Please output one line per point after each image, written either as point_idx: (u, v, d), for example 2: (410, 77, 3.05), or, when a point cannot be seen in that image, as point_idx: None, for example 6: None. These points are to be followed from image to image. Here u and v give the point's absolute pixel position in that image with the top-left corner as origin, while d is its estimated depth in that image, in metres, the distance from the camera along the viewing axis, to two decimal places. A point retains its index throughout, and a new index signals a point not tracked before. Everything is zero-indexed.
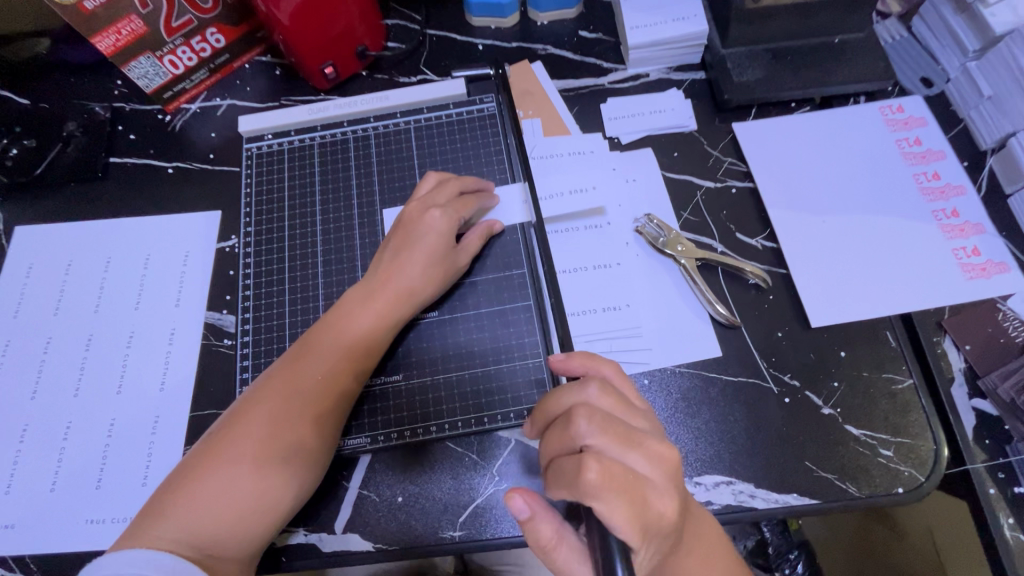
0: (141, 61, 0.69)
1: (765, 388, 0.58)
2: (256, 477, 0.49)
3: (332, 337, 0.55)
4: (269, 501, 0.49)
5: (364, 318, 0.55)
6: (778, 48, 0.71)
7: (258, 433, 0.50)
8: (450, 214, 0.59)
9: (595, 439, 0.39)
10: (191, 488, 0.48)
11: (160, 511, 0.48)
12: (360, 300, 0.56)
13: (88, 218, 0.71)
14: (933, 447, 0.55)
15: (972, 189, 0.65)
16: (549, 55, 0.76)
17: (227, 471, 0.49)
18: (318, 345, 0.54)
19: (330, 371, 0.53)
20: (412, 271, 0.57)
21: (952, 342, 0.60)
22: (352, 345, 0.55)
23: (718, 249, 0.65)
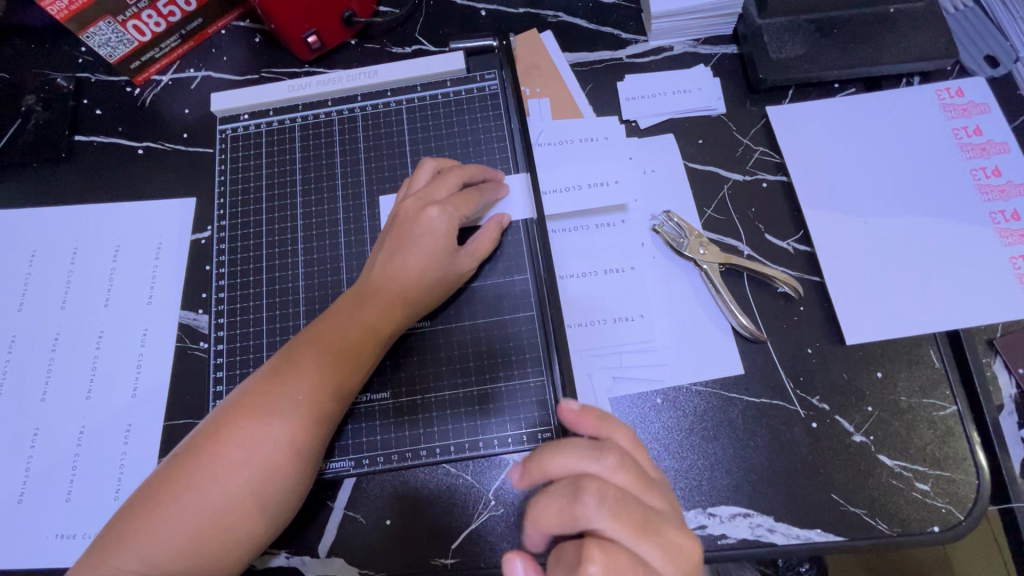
0: (101, 26, 0.61)
1: (791, 412, 0.53)
2: (227, 507, 0.44)
3: (320, 346, 0.49)
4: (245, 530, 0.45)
5: (356, 326, 0.50)
6: (822, 20, 0.62)
7: (234, 453, 0.45)
8: (450, 213, 0.52)
9: (605, 525, 0.34)
10: (156, 516, 0.44)
11: (122, 536, 0.44)
12: (353, 307, 0.51)
13: (53, 204, 0.65)
14: (975, 482, 0.50)
15: None
16: (560, 23, 0.67)
17: (195, 498, 0.44)
18: (305, 355, 0.49)
19: (317, 386, 0.48)
20: (408, 275, 0.51)
21: (1003, 364, 0.53)
22: (342, 356, 0.49)
23: (744, 252, 0.58)
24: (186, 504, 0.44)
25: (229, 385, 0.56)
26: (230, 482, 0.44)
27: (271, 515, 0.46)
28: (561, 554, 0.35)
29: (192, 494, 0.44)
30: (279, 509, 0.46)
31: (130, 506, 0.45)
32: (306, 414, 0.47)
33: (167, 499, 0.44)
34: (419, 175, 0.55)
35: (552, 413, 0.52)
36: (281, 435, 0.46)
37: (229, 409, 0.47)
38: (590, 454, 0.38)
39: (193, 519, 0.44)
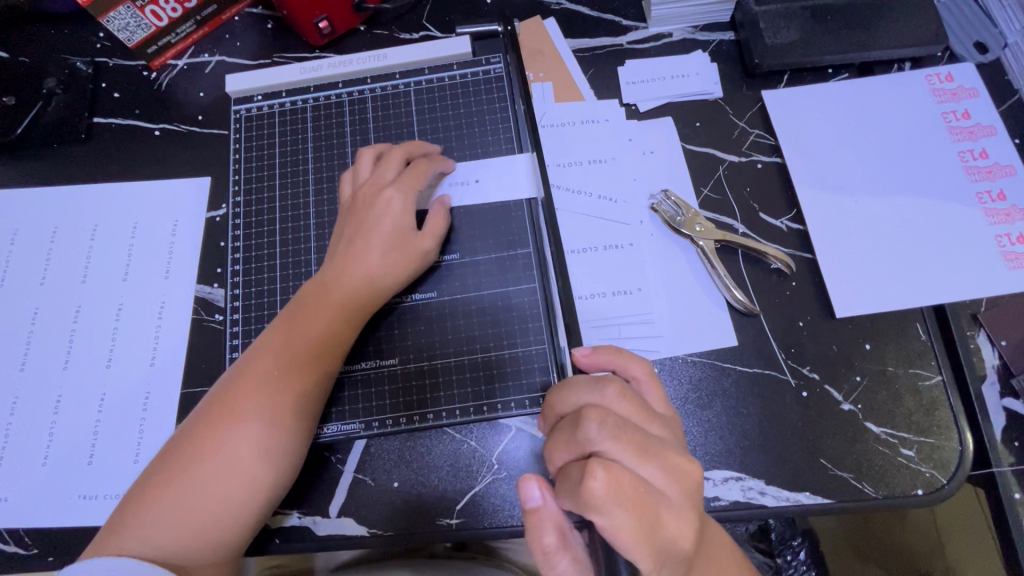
0: (120, 11, 0.64)
1: (782, 381, 0.55)
2: (220, 481, 0.46)
3: (293, 331, 0.51)
4: (240, 506, 0.47)
5: (326, 311, 0.52)
6: (816, 7, 0.64)
7: (221, 437, 0.47)
8: (404, 190, 0.54)
9: (607, 446, 0.36)
10: (155, 497, 0.46)
11: (121, 522, 0.46)
12: (317, 291, 0.53)
13: (73, 182, 0.68)
14: (958, 448, 0.52)
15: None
16: (563, 10, 0.69)
17: (189, 475, 0.46)
18: (275, 342, 0.51)
19: (293, 367, 0.50)
20: (372, 258, 0.52)
21: (987, 337, 0.56)
22: (314, 339, 0.51)
23: (739, 230, 0.60)
24: (179, 489, 0.46)
25: (244, 355, 0.59)
26: (219, 458, 0.47)
27: (262, 492, 0.48)
28: (567, 474, 0.37)
29: (183, 479, 0.46)
30: (268, 485, 0.48)
31: (124, 501, 0.47)
32: (284, 395, 0.49)
33: (159, 488, 0.46)
34: (360, 162, 0.58)
35: (552, 380, 0.54)
36: (261, 416, 0.48)
37: (210, 400, 0.50)
38: (593, 387, 0.41)
39: (187, 501, 0.46)
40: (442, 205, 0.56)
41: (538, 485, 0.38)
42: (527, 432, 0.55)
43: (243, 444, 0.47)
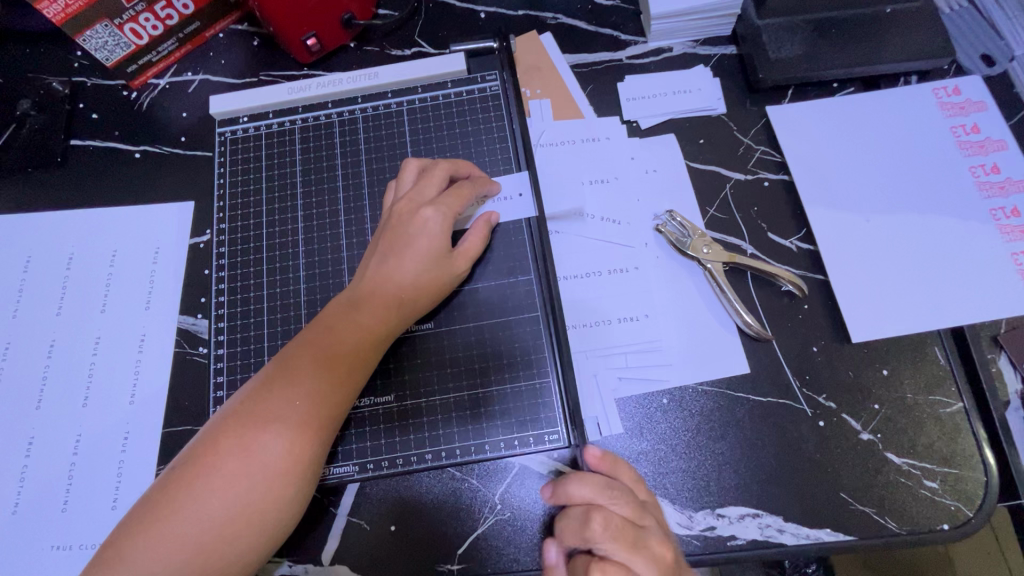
0: (98, 30, 0.61)
1: (798, 410, 0.52)
2: (228, 518, 0.43)
3: (320, 352, 0.48)
4: (247, 538, 0.44)
5: (355, 330, 0.49)
6: (820, 20, 0.63)
7: (240, 460, 0.44)
8: (445, 210, 0.52)
9: (608, 546, 0.41)
10: (156, 533, 0.42)
11: (119, 556, 0.42)
12: (350, 308, 0.50)
13: (48, 208, 0.64)
14: (983, 479, 0.50)
15: None
16: (559, 25, 0.67)
17: (196, 510, 0.43)
18: (304, 359, 0.48)
19: (316, 393, 0.47)
20: (404, 278, 0.50)
21: (1007, 360, 0.53)
22: (339, 361, 0.48)
23: (747, 251, 0.58)
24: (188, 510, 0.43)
25: (230, 391, 0.55)
26: (229, 492, 0.43)
27: (271, 526, 0.45)
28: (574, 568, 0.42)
29: (196, 498, 0.43)
30: (280, 520, 0.45)
31: (133, 512, 0.44)
32: (306, 421, 0.46)
33: (169, 504, 0.43)
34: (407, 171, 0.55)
35: (558, 414, 0.51)
36: (280, 442, 0.45)
37: (231, 414, 0.46)
38: (603, 487, 0.44)
39: (197, 525, 0.43)
40: (484, 225, 0.54)
41: (555, 548, 0.44)
42: (531, 470, 0.52)
43: (258, 473, 0.44)
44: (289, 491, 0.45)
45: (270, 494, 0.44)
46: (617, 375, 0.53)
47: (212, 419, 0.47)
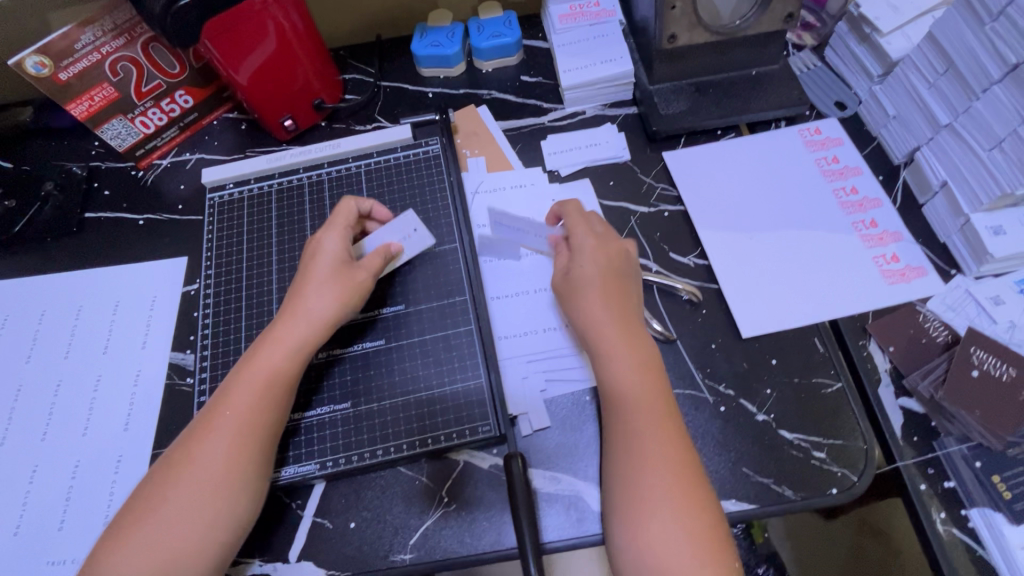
0: (113, 123, 0.75)
1: (701, 398, 0.61)
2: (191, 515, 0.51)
3: (243, 382, 0.56)
4: (207, 548, 0.51)
5: (274, 356, 0.58)
6: (700, 82, 0.77)
7: (183, 482, 0.52)
8: (343, 238, 0.63)
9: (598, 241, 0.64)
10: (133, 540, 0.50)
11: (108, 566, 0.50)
12: (268, 339, 0.59)
13: (63, 270, 0.75)
14: (864, 447, 0.57)
15: (888, 201, 0.69)
16: (493, 99, 0.82)
17: (163, 515, 0.51)
18: (230, 391, 0.56)
19: (243, 413, 0.55)
20: (315, 308, 0.59)
21: (876, 345, 0.62)
22: (261, 385, 0.56)
23: (653, 269, 0.68)
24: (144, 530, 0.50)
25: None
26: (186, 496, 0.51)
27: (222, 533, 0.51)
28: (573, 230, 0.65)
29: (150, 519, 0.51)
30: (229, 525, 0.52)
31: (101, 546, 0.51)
32: (234, 441, 0.54)
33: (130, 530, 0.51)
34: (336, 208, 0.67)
35: (490, 411, 0.59)
36: (213, 460, 0.53)
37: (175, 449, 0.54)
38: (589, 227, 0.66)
39: (152, 541, 0.50)
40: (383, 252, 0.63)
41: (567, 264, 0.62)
42: (472, 466, 0.59)
43: (200, 487, 0.52)
44: (232, 498, 0.52)
45: (219, 483, 0.52)
46: (543, 376, 0.62)
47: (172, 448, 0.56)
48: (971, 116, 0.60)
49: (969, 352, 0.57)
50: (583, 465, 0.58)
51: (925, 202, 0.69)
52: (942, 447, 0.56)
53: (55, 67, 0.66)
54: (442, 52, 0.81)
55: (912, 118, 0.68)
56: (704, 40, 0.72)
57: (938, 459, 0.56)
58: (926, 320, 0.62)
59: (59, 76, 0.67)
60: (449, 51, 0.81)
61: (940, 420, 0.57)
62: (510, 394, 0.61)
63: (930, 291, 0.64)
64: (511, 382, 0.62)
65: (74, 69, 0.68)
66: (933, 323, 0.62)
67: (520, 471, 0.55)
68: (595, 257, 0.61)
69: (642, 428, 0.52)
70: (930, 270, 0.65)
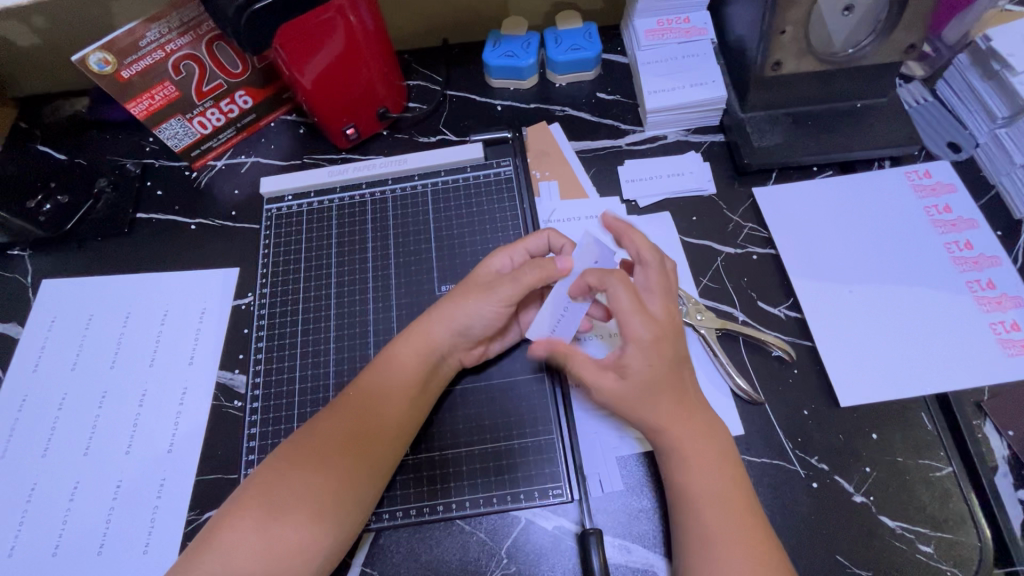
0: (171, 123, 0.72)
1: (791, 471, 0.55)
2: (292, 520, 0.47)
3: (362, 398, 0.53)
4: (301, 560, 0.47)
5: (399, 374, 0.54)
6: (798, 112, 0.71)
7: (288, 488, 0.49)
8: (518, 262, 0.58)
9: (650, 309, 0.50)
10: (229, 534, 0.47)
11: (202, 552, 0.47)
12: (393, 351, 0.55)
13: (112, 272, 0.73)
14: (978, 544, 0.51)
15: (1009, 261, 0.62)
16: (566, 116, 0.77)
17: (263, 514, 0.48)
18: (347, 406, 0.53)
19: (358, 433, 0.52)
20: (452, 323, 0.55)
21: (993, 427, 0.56)
22: (379, 407, 0.53)
23: (738, 318, 0.63)
24: (240, 527, 0.47)
25: (261, 441, 0.60)
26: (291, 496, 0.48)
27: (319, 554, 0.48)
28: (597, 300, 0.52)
29: (246, 519, 0.48)
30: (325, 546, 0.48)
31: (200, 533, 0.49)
32: (345, 461, 0.50)
33: (225, 525, 0.48)
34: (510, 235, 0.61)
35: (562, 470, 0.55)
36: (318, 474, 0.49)
37: (282, 450, 0.52)
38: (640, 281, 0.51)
39: (245, 544, 0.46)
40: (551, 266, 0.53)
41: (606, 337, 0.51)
42: (534, 526, 0.54)
43: (302, 501, 0.48)
44: (334, 519, 0.49)
45: (332, 491, 0.49)
46: (618, 432, 0.57)
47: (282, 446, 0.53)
48: None
49: None
50: (657, 536, 0.53)
51: None
52: None
53: (118, 65, 0.63)
54: (516, 64, 0.76)
55: None
56: (811, 69, 0.65)
57: None
58: None
59: (121, 74, 0.64)
60: (523, 63, 0.76)
61: None
62: (581, 449, 0.57)
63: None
64: (582, 437, 0.57)
65: (136, 68, 0.65)
66: None
67: (598, 557, 0.50)
68: (650, 356, 0.48)
69: (723, 543, 0.46)
70: None
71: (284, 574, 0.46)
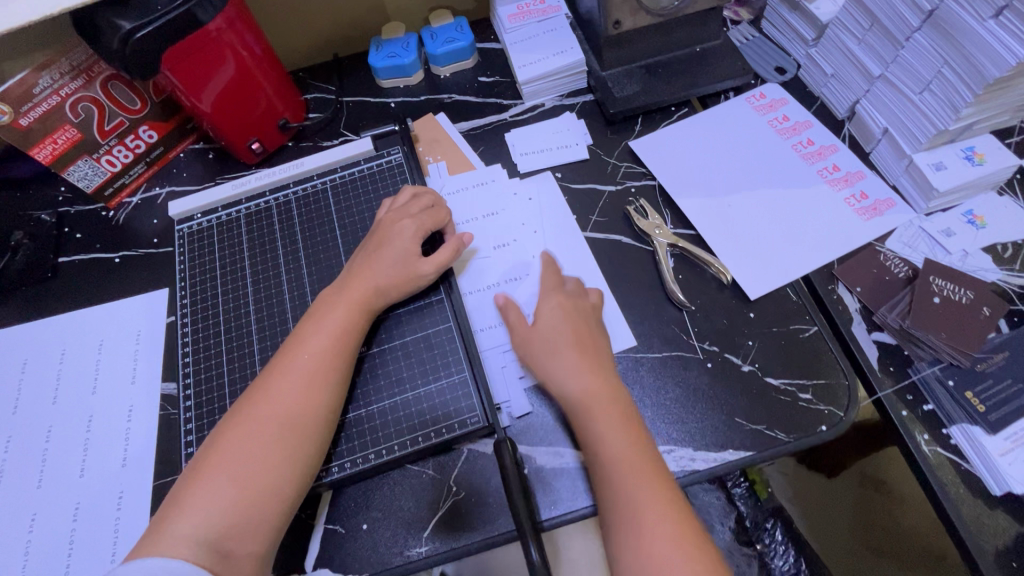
0: (79, 164, 0.75)
1: (689, 357, 0.63)
2: (262, 468, 0.52)
3: (298, 355, 0.58)
4: (275, 499, 0.52)
5: (330, 329, 0.59)
6: (649, 64, 0.81)
7: (247, 446, 0.53)
8: (419, 223, 0.66)
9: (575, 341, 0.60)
10: (196, 494, 0.51)
11: (169, 518, 0.50)
12: (328, 310, 0.61)
13: (42, 316, 0.75)
14: (847, 383, 0.60)
15: (844, 146, 0.74)
16: (454, 102, 0.85)
17: (230, 470, 0.52)
18: (285, 364, 0.57)
19: (301, 385, 0.56)
20: (378, 277, 0.62)
21: (845, 287, 0.65)
22: (322, 355, 0.58)
23: (626, 243, 0.71)
24: (205, 489, 0.51)
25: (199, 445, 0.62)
26: (255, 449, 0.53)
27: (288, 495, 0.53)
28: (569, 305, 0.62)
29: (210, 482, 0.51)
30: (293, 488, 0.53)
31: (167, 502, 0.52)
32: (305, 408, 0.55)
33: (188, 493, 0.51)
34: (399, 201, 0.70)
35: (478, 402, 0.60)
36: (280, 424, 0.54)
37: (230, 418, 0.55)
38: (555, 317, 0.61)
39: (214, 502, 0.50)
40: (458, 242, 0.66)
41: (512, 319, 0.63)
42: (474, 455, 0.61)
43: (262, 455, 0.52)
44: (298, 465, 0.53)
45: (292, 436, 0.54)
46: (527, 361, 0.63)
47: (236, 408, 0.57)
48: (900, 65, 0.64)
49: (929, 281, 0.61)
50: None
51: (871, 150, 0.73)
52: (917, 372, 0.59)
53: (15, 113, 0.66)
54: (399, 62, 0.84)
55: (848, 75, 0.72)
56: (647, 23, 0.75)
57: (914, 384, 0.59)
58: (887, 259, 0.66)
59: (20, 122, 0.67)
60: (406, 60, 0.83)
61: (912, 348, 0.60)
62: (494, 383, 0.63)
63: (895, 224, 0.67)
64: (491, 372, 0.64)
65: (34, 114, 0.68)
66: (893, 261, 0.65)
67: (509, 455, 0.54)
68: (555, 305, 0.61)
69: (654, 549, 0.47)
70: (899, 201, 0.69)
71: (258, 515, 0.51)
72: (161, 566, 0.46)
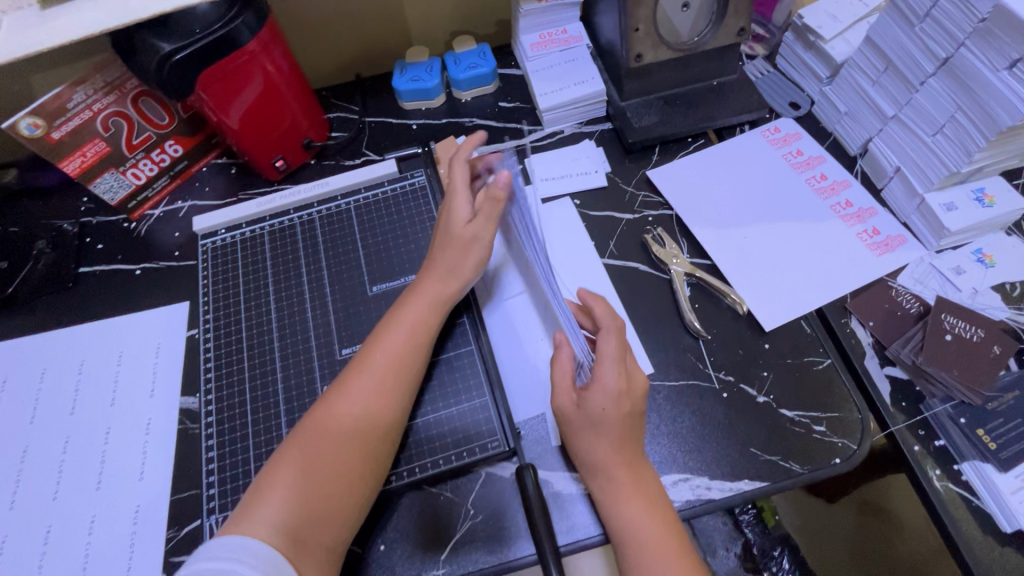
0: (105, 177, 0.76)
1: (705, 386, 0.64)
2: (342, 462, 0.53)
3: (380, 351, 0.59)
4: (353, 494, 0.53)
5: (409, 330, 0.61)
6: (667, 95, 0.83)
7: (327, 439, 0.54)
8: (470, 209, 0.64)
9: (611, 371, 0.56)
10: (278, 483, 0.52)
11: (254, 503, 0.51)
12: (404, 312, 0.62)
13: (61, 326, 0.75)
14: (860, 417, 0.61)
15: (857, 182, 0.75)
16: (475, 125, 0.87)
17: (313, 461, 0.53)
18: (364, 363, 0.59)
19: (381, 381, 0.58)
20: (449, 279, 0.64)
21: (857, 321, 0.66)
22: (397, 357, 0.59)
23: (643, 270, 0.72)
24: (290, 478, 0.52)
25: (220, 463, 0.62)
26: (337, 442, 0.54)
27: (368, 487, 0.54)
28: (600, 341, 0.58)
29: (293, 471, 0.53)
30: (368, 485, 0.54)
31: (250, 489, 0.53)
32: (381, 407, 0.57)
33: (273, 476, 0.53)
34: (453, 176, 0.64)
35: (498, 425, 0.61)
36: (358, 421, 0.55)
37: (312, 411, 0.57)
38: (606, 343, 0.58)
39: (297, 487, 0.52)
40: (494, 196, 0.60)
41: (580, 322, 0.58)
42: (492, 478, 0.61)
43: (345, 449, 0.54)
44: (375, 462, 0.55)
45: (369, 434, 0.55)
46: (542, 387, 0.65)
47: (315, 402, 0.58)
48: (914, 107, 0.66)
49: (940, 318, 0.63)
50: None
51: (883, 187, 0.74)
52: (929, 408, 0.60)
53: (48, 128, 0.67)
54: (423, 85, 0.85)
55: (861, 113, 0.75)
56: (668, 57, 0.77)
57: (926, 420, 0.60)
58: (899, 294, 0.67)
59: (51, 136, 0.68)
60: (429, 84, 0.85)
61: (923, 384, 0.61)
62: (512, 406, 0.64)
63: (906, 260, 0.69)
64: (511, 396, 0.65)
65: (66, 128, 0.69)
66: (905, 296, 0.67)
67: (532, 480, 0.56)
68: (609, 402, 0.55)
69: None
70: (909, 237, 0.70)
71: (337, 507, 0.52)
72: (245, 547, 0.47)
